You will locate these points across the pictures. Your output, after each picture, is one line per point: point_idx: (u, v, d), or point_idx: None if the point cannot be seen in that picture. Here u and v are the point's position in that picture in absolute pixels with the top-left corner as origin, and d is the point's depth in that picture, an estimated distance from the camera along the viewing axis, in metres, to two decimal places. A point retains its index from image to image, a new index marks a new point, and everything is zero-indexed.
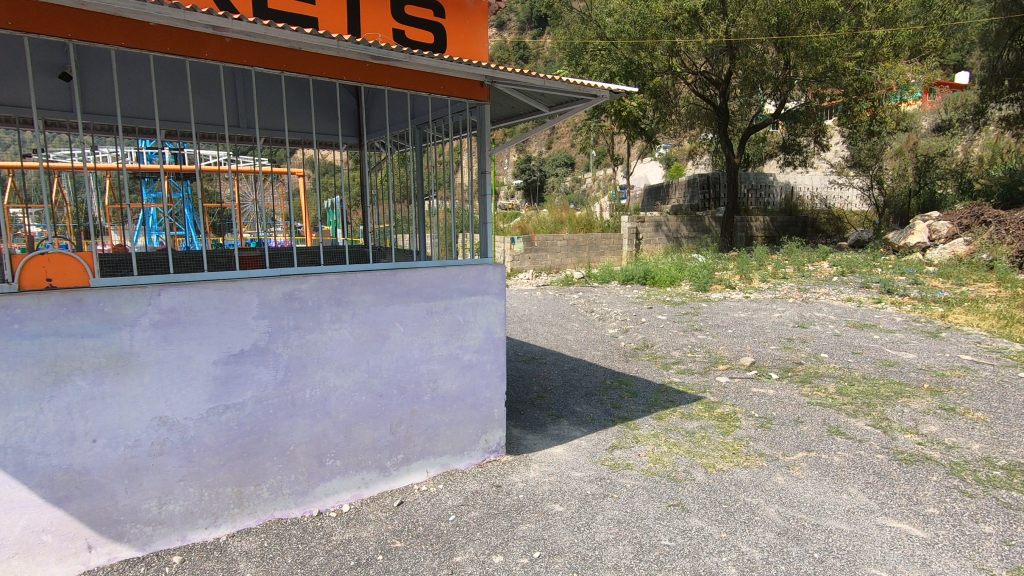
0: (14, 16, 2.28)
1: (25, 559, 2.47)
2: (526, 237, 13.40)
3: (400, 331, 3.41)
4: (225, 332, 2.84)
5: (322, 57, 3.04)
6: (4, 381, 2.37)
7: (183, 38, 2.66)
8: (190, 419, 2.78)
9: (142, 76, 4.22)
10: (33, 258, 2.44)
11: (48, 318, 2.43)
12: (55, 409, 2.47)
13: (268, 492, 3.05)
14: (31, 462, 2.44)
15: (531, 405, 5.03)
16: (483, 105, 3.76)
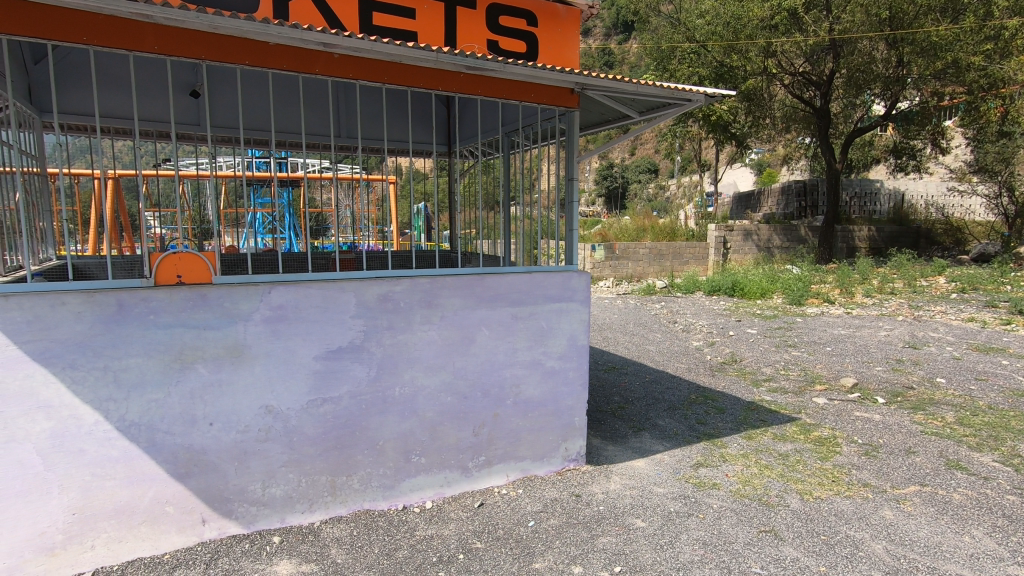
0: (160, 42, 2.58)
1: (151, 527, 2.74)
2: (608, 245, 13.26)
3: (486, 335, 3.47)
4: (326, 329, 3.02)
5: (421, 68, 3.17)
6: (141, 365, 2.65)
7: (298, 56, 2.88)
8: (292, 409, 2.98)
9: (261, 92, 4.61)
10: (166, 257, 2.71)
11: (178, 311, 2.70)
12: (181, 393, 2.74)
13: (359, 483, 3.20)
14: (159, 439, 2.71)
15: (612, 416, 4.94)
16: (573, 112, 3.75)
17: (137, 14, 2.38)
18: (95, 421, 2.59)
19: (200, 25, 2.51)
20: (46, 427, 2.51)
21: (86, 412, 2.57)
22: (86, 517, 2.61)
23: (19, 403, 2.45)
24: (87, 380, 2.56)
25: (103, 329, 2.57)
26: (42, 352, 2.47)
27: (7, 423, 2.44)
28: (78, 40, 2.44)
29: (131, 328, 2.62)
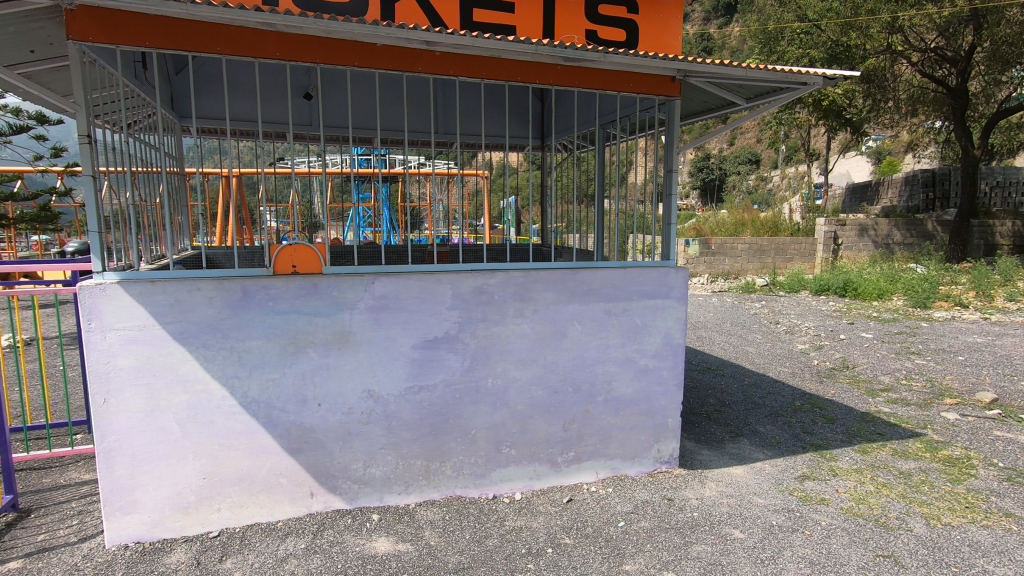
0: (281, 47, 2.79)
1: (268, 495, 2.99)
2: (703, 240, 12.65)
3: (578, 330, 3.44)
4: (424, 319, 3.13)
5: (518, 62, 3.17)
6: (261, 346, 2.89)
7: (402, 55, 2.99)
8: (392, 394, 3.12)
9: (368, 92, 4.85)
10: (284, 247, 2.90)
11: (294, 298, 2.92)
12: (294, 374, 2.95)
13: (452, 470, 3.30)
14: (275, 416, 2.94)
15: (707, 419, 4.72)
16: (674, 101, 3.59)
17: (262, 23, 2.58)
18: (223, 396, 2.86)
19: (316, 30, 2.68)
20: (183, 399, 2.80)
21: (216, 387, 2.84)
22: (214, 482, 2.89)
23: (162, 376, 2.76)
24: (217, 358, 2.83)
25: (230, 313, 2.82)
26: (181, 332, 2.76)
27: (154, 394, 2.75)
28: (212, 49, 2.69)
29: (254, 313, 2.86)
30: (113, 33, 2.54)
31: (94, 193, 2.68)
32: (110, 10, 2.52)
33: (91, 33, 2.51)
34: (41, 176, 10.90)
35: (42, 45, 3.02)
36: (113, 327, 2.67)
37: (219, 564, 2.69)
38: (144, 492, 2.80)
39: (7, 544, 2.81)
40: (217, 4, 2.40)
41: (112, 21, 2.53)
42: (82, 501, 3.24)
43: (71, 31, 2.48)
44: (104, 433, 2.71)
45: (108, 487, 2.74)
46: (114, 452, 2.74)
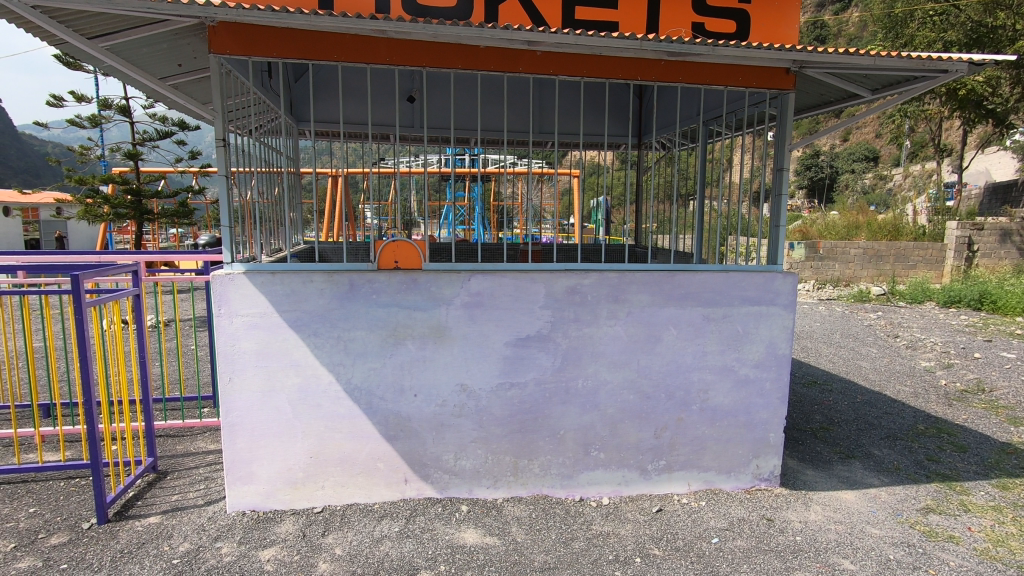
0: (391, 53, 2.92)
1: (367, 478, 3.15)
2: (810, 243, 11.77)
3: (674, 335, 3.31)
4: (517, 318, 3.16)
5: (620, 58, 3.11)
6: (364, 337, 3.05)
7: (504, 56, 3.03)
8: (484, 389, 3.19)
9: (470, 94, 4.98)
10: (387, 244, 3.05)
11: (395, 292, 3.05)
12: (393, 364, 3.09)
13: (539, 468, 3.31)
14: (375, 403, 3.10)
15: (813, 437, 4.38)
16: (787, 94, 3.35)
17: (375, 30, 2.72)
18: (330, 381, 3.05)
19: (423, 35, 2.78)
20: (296, 382, 3.02)
21: (324, 373, 3.04)
22: (319, 461, 3.10)
23: (278, 360, 2.99)
24: (325, 346, 3.02)
25: (338, 305, 3.01)
26: (295, 320, 2.98)
27: (271, 376, 2.99)
28: (330, 57, 2.87)
29: (359, 305, 3.03)
30: (246, 44, 2.78)
31: (227, 192, 2.97)
32: (245, 25, 2.77)
33: (229, 46, 2.78)
34: (179, 176, 12.25)
35: (188, 59, 3.39)
36: (239, 313, 2.93)
37: (322, 538, 2.88)
38: (260, 465, 3.05)
39: (149, 500, 3.19)
40: (336, 15, 2.57)
41: (245, 34, 2.77)
42: (208, 467, 3.61)
43: (213, 45, 2.76)
44: (229, 408, 3.00)
45: (230, 458, 3.02)
46: (237, 426, 3.01)
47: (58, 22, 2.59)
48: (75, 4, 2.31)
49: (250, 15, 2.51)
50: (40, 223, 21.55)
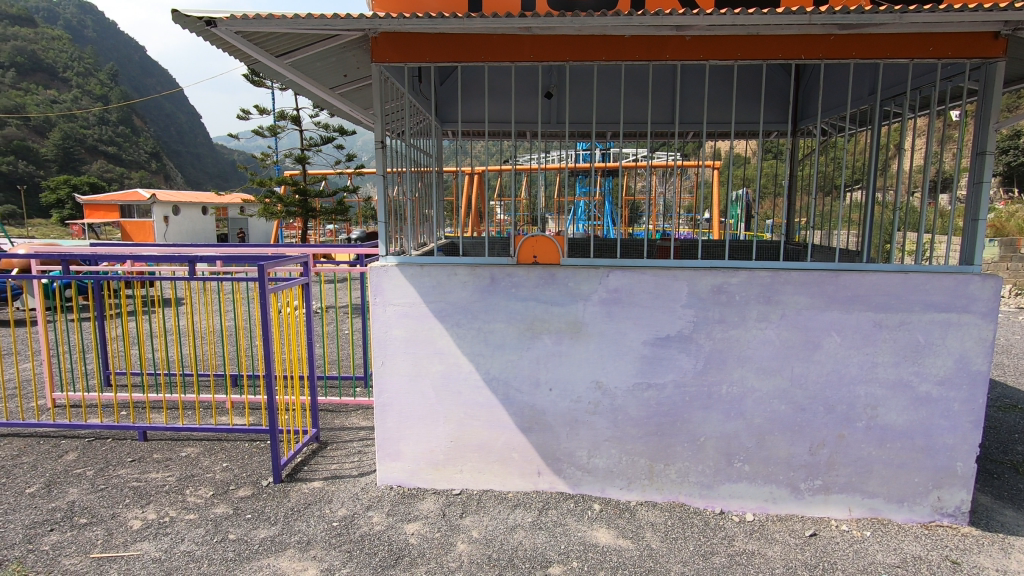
0: (535, 49, 2.95)
1: (502, 466, 3.24)
2: (1007, 240, 9.95)
3: (836, 343, 2.97)
4: (657, 316, 3.04)
5: (781, 37, 2.85)
6: (503, 329, 3.13)
7: (651, 44, 2.91)
8: (620, 388, 3.12)
9: (613, 87, 4.89)
10: (528, 239, 3.10)
11: (533, 286, 3.09)
12: (530, 357, 3.14)
13: (676, 474, 3.16)
14: (512, 394, 3.18)
15: (1013, 471, 3.68)
16: (996, 62, 2.82)
17: (522, 28, 2.77)
18: (470, 370, 3.17)
19: (567, 29, 2.77)
20: (440, 369, 3.18)
21: (465, 362, 3.17)
22: (459, 445, 3.24)
23: (425, 347, 3.17)
24: (466, 336, 3.15)
25: (480, 297, 3.11)
26: (440, 311, 3.13)
27: (418, 362, 3.19)
28: (478, 58, 2.98)
29: (499, 298, 3.11)
30: (402, 52, 2.98)
31: (384, 190, 3.23)
32: (402, 34, 2.96)
33: (388, 55, 3.00)
34: (337, 177, 13.63)
35: (353, 70, 3.72)
36: (392, 302, 3.15)
37: (460, 520, 3.02)
38: (406, 444, 3.27)
39: (313, 467, 3.59)
40: (485, 16, 2.64)
41: (402, 43, 2.97)
42: (361, 442, 3.96)
43: (374, 55, 3.00)
44: (381, 390, 3.25)
45: (382, 435, 3.28)
46: (387, 407, 3.26)
47: (255, 44, 2.98)
48: (270, 28, 2.64)
49: (409, 23, 2.68)
50: (229, 221, 25.36)
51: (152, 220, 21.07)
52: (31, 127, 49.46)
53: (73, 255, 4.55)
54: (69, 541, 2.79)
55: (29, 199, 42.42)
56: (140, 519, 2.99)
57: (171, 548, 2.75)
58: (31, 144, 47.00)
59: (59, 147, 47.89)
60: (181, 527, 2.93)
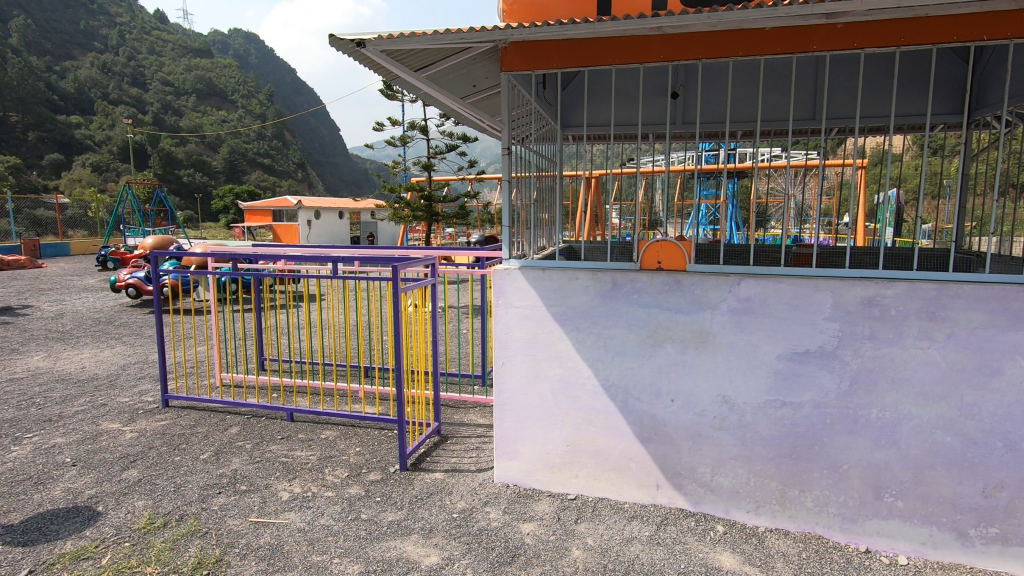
0: (665, 49, 2.86)
1: (619, 475, 3.17)
2: None
3: (1020, 369, 2.55)
4: (795, 329, 2.81)
5: (957, 17, 2.50)
6: (624, 335, 3.07)
7: (796, 35, 2.70)
8: (750, 404, 2.92)
9: (746, 83, 4.61)
10: (652, 243, 2.98)
11: (657, 293, 2.99)
12: (651, 366, 3.04)
13: (813, 503, 2.89)
14: (631, 403, 3.10)
15: None
16: None
17: (653, 28, 2.70)
18: (589, 376, 3.15)
19: (702, 25, 2.65)
20: (558, 373, 3.19)
21: (583, 368, 3.15)
22: (576, 450, 3.23)
23: (544, 350, 3.20)
24: (586, 341, 3.13)
25: (601, 302, 3.07)
26: (561, 314, 3.14)
27: (537, 364, 3.22)
28: (605, 61, 2.95)
29: (620, 304, 3.05)
30: (531, 60, 3.05)
31: (508, 195, 3.32)
32: (531, 43, 3.03)
33: (517, 64, 3.08)
34: (459, 182, 14.27)
35: (481, 80, 3.89)
36: (514, 304, 3.21)
37: (575, 525, 3.00)
38: (523, 444, 3.32)
39: (435, 458, 3.78)
40: (616, 18, 2.61)
41: (531, 52, 3.04)
42: (479, 438, 4.10)
43: (504, 65, 3.09)
44: (500, 389, 3.32)
45: (500, 433, 3.36)
46: (506, 406, 3.33)
47: (397, 61, 3.21)
48: (411, 45, 2.83)
49: (540, 31, 2.73)
50: (361, 224, 27.59)
51: (298, 224, 23.53)
52: (206, 143, 57.52)
53: (239, 255, 5.21)
54: (232, 503, 3.20)
55: (203, 205, 49.39)
56: (288, 491, 3.34)
57: (313, 520, 3.05)
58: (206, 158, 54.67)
59: (226, 160, 55.22)
60: (321, 502, 3.23)
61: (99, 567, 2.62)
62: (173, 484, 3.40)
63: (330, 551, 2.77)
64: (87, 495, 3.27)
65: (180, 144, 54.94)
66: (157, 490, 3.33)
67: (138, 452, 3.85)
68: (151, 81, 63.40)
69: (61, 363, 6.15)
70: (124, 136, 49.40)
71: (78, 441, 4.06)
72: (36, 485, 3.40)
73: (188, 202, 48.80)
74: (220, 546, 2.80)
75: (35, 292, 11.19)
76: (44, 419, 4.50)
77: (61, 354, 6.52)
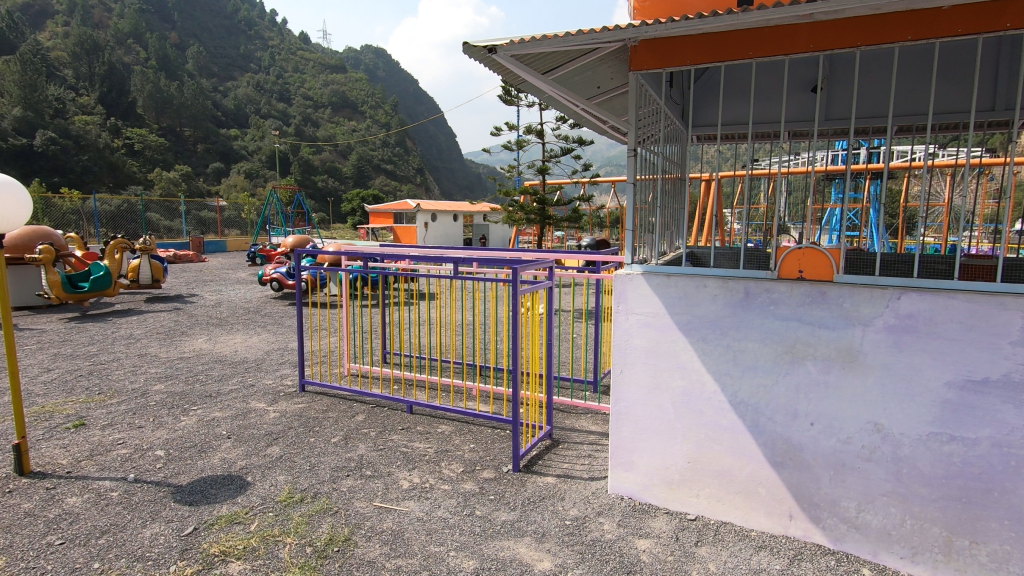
0: (815, 38, 2.61)
1: (745, 499, 2.94)
2: None
3: None
4: (969, 353, 2.43)
5: None
6: (757, 349, 2.83)
7: (982, 12, 2.33)
8: (908, 436, 2.57)
9: (902, 71, 4.12)
10: (792, 251, 2.75)
11: (797, 305, 2.73)
12: (788, 384, 2.79)
13: (987, 558, 2.48)
14: (762, 423, 2.86)
15: None
16: None
17: (804, 15, 2.46)
18: (715, 391, 2.95)
19: (865, 9, 2.37)
20: (681, 385, 3.03)
21: (709, 381, 2.96)
22: (697, 468, 3.04)
23: (666, 360, 3.05)
24: (713, 353, 2.93)
25: (731, 312, 2.87)
26: (686, 324, 2.97)
27: (658, 374, 3.08)
28: (745, 55, 2.75)
29: (754, 315, 2.82)
30: (662, 58, 2.93)
31: (633, 198, 3.21)
32: (664, 40, 2.90)
33: (647, 63, 2.97)
34: (571, 185, 14.23)
35: (606, 80, 3.83)
36: (635, 310, 3.09)
37: (696, 548, 2.82)
38: (640, 456, 3.19)
39: (547, 462, 3.77)
40: (763, 6, 2.41)
41: (663, 49, 2.91)
42: (591, 445, 4.02)
43: (633, 64, 3.00)
44: (617, 398, 3.21)
45: (615, 443, 3.25)
46: (622, 416, 3.21)
47: (525, 64, 3.23)
48: (540, 48, 2.84)
49: (676, 26, 2.60)
50: (474, 226, 28.56)
51: (416, 226, 24.86)
52: (338, 151, 62.84)
53: (367, 254, 5.56)
54: (359, 487, 3.41)
55: (334, 207, 54.12)
56: (407, 481, 3.51)
57: (430, 511, 3.16)
58: (338, 165, 59.71)
59: (355, 167, 59.96)
60: (438, 494, 3.35)
61: (248, 531, 2.92)
62: (308, 463, 3.70)
63: (447, 544, 2.85)
64: (239, 465, 3.67)
65: (317, 152, 60.52)
66: (295, 468, 3.64)
67: (279, 431, 4.25)
68: (295, 97, 70.51)
69: (219, 346, 6.99)
70: (271, 146, 55.44)
71: (231, 416, 4.57)
72: (199, 452, 3.87)
73: (322, 205, 53.59)
74: (349, 526, 2.99)
75: (200, 283, 12.86)
76: (205, 394, 5.13)
77: (219, 338, 7.42)
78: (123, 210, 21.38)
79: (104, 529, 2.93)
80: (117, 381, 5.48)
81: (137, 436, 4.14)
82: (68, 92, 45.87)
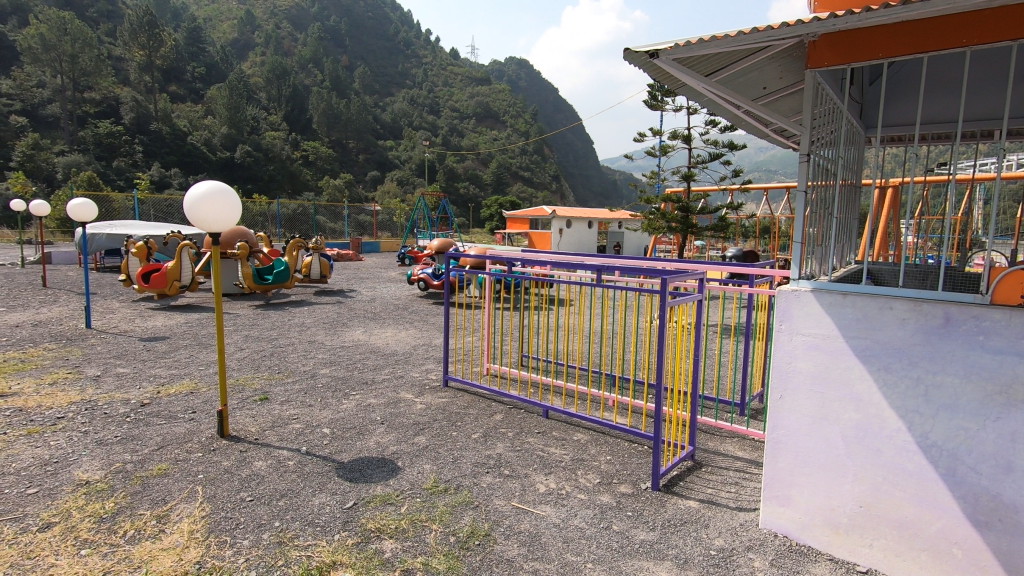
0: None
1: (934, 559, 2.52)
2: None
3: None
4: None
5: None
6: (958, 386, 2.42)
7: None
8: None
9: None
10: (1013, 273, 2.31)
11: (1017, 337, 2.30)
12: (999, 431, 2.35)
13: None
14: (962, 472, 2.44)
15: None
16: None
17: None
18: (898, 429, 2.58)
19: None
20: (854, 418, 2.69)
21: (891, 417, 2.59)
22: (873, 514, 2.68)
23: (837, 389, 2.72)
24: (898, 386, 2.56)
25: (925, 340, 2.48)
26: (865, 350, 2.63)
27: (826, 403, 2.76)
28: (957, 43, 2.38)
29: (955, 345, 2.42)
30: (846, 53, 2.63)
31: (804, 206, 2.92)
32: (851, 32, 2.61)
33: (827, 59, 2.69)
34: (718, 192, 13.45)
35: (774, 79, 3.56)
36: (801, 331, 2.80)
37: None
38: (800, 492, 2.87)
39: (689, 484, 3.57)
40: None
41: (850, 43, 2.61)
42: (738, 472, 3.74)
43: (810, 62, 2.73)
44: (775, 425, 2.93)
45: (770, 474, 2.97)
46: (780, 445, 2.92)
47: (687, 65, 3.09)
48: (708, 50, 2.72)
49: (873, 17, 2.32)
50: (609, 234, 28.22)
51: (551, 232, 25.23)
52: (480, 159, 66.04)
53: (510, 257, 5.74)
54: (498, 485, 3.52)
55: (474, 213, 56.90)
56: (544, 485, 3.54)
57: (567, 519, 3.16)
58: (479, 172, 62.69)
59: (495, 174, 62.48)
60: (575, 503, 3.33)
61: (399, 513, 3.14)
62: (451, 456, 3.90)
63: (584, 554, 2.82)
64: (391, 450, 3.98)
65: (461, 161, 64.16)
66: (440, 459, 3.86)
67: (426, 422, 4.54)
68: (443, 109, 75.45)
69: (374, 338, 7.67)
70: (421, 156, 59.88)
71: (385, 403, 4.98)
72: (358, 434, 4.27)
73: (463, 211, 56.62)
74: (488, 522, 3.09)
75: (359, 280, 14.28)
76: (363, 381, 5.66)
77: (374, 331, 8.16)
78: (299, 213, 24.45)
79: (283, 492, 3.35)
80: (293, 363, 6.27)
81: (308, 414, 4.68)
82: (262, 112, 53.72)
